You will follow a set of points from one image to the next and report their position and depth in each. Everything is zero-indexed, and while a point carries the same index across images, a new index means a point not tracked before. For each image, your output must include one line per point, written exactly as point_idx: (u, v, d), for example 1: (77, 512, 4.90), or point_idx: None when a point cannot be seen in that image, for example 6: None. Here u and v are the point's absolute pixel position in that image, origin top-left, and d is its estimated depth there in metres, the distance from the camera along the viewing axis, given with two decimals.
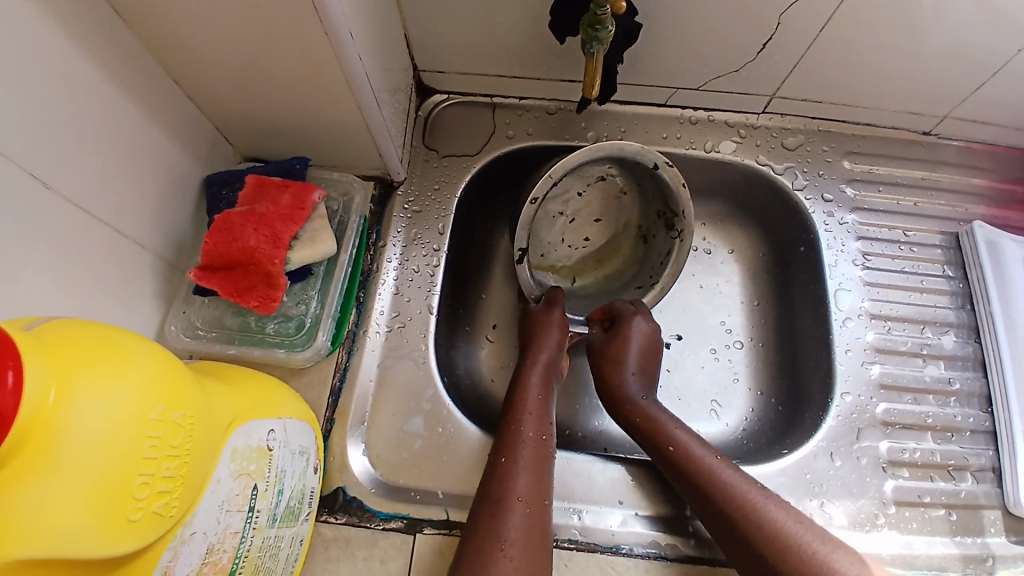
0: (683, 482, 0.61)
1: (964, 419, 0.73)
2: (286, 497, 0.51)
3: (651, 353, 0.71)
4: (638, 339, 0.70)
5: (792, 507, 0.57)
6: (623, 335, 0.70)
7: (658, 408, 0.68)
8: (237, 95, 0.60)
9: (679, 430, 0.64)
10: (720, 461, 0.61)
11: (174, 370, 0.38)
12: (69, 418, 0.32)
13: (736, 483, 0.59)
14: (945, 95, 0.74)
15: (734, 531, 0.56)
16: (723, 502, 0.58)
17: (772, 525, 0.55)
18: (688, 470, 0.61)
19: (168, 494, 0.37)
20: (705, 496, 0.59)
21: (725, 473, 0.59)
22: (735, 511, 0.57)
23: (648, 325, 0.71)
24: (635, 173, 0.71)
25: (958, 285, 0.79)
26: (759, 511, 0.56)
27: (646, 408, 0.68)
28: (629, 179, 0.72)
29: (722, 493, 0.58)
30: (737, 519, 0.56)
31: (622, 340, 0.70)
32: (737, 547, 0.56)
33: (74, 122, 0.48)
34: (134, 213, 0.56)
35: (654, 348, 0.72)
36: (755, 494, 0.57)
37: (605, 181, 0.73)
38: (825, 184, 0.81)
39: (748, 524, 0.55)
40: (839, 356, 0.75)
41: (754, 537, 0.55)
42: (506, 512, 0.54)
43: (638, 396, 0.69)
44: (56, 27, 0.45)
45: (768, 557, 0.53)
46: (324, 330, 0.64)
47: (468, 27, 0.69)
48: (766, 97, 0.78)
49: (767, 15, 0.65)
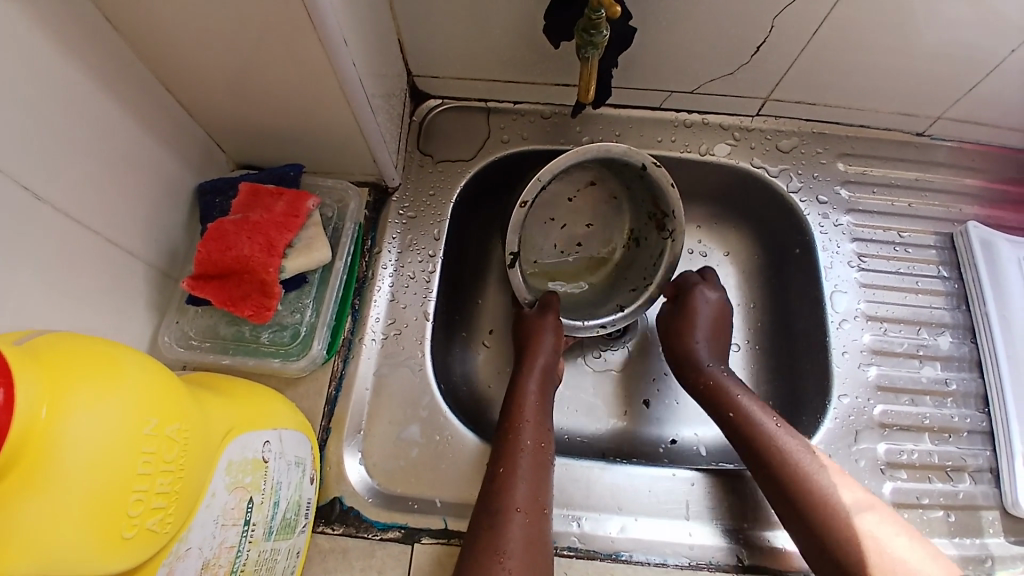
0: (742, 444, 0.63)
1: (960, 419, 0.73)
2: (281, 509, 0.51)
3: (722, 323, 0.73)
4: (707, 309, 0.72)
5: (844, 478, 0.59)
6: (691, 305, 0.72)
7: (725, 374, 0.69)
8: (229, 101, 0.59)
9: (742, 395, 0.66)
10: (781, 427, 0.63)
11: (166, 383, 0.38)
12: (62, 434, 0.32)
13: (793, 450, 0.61)
14: (938, 95, 0.75)
15: (785, 495, 0.59)
16: (779, 467, 0.60)
17: (824, 494, 0.57)
18: (749, 432, 0.63)
19: (162, 510, 0.37)
20: (762, 461, 0.61)
21: (784, 439, 0.61)
22: (789, 476, 0.59)
23: (715, 296, 0.74)
24: (625, 176, 0.72)
25: (953, 285, 0.79)
26: (813, 480, 0.58)
27: (712, 375, 0.69)
28: (617, 183, 0.73)
29: (779, 457, 0.60)
30: (790, 484, 0.59)
31: (692, 309, 0.72)
32: (785, 507, 0.59)
33: (62, 130, 0.48)
34: (125, 222, 0.55)
35: (723, 320, 0.73)
36: (810, 462, 0.60)
37: (595, 186, 0.74)
38: (820, 186, 0.81)
39: (802, 490, 0.58)
40: (837, 358, 0.75)
41: (805, 502, 0.58)
42: (505, 523, 0.54)
43: (707, 363, 0.70)
44: (41, 32, 0.44)
45: (816, 521, 0.57)
46: (319, 339, 0.63)
47: (461, 31, 0.69)
48: (760, 99, 0.78)
49: (761, 17, 0.65)
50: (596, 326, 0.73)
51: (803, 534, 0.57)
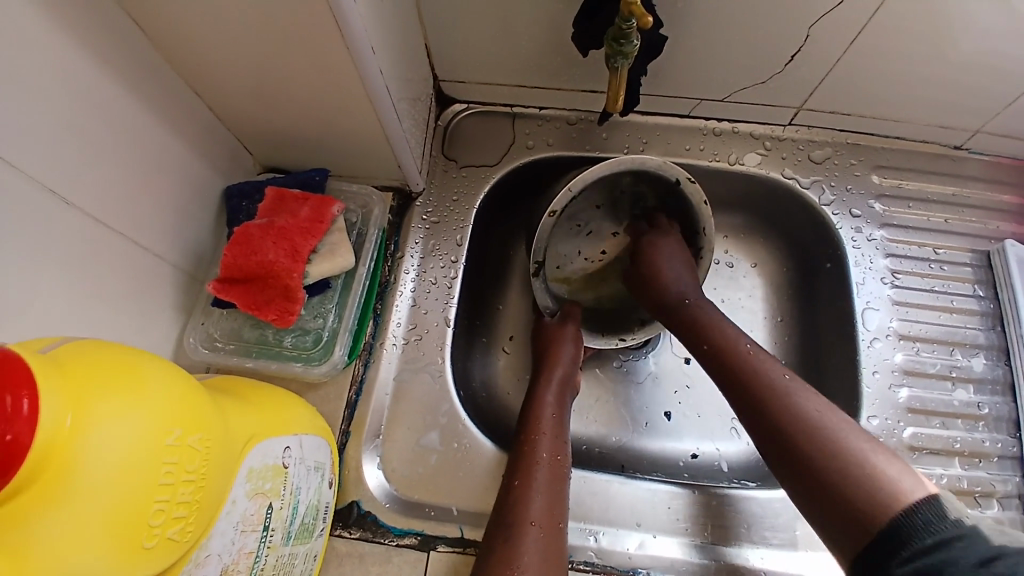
0: (718, 371, 0.60)
1: (992, 444, 0.71)
2: (300, 514, 0.51)
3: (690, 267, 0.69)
4: (667, 251, 0.69)
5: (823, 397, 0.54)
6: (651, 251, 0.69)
7: (705, 309, 0.65)
8: (257, 106, 0.60)
9: (719, 325, 0.63)
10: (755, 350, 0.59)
11: (189, 394, 0.38)
12: (85, 445, 0.32)
13: (768, 371, 0.56)
14: (978, 108, 0.72)
15: (757, 414, 0.55)
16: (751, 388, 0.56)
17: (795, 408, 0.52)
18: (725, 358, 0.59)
19: (183, 519, 0.37)
20: (736, 384, 0.57)
21: (757, 360, 0.58)
22: (761, 395, 0.55)
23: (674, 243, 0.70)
24: (657, 188, 0.71)
25: (988, 305, 0.76)
26: (785, 395, 0.54)
27: (690, 311, 0.65)
28: (649, 195, 0.72)
29: (752, 377, 0.56)
30: (762, 402, 0.54)
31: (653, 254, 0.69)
32: (759, 427, 0.54)
33: (92, 136, 0.49)
34: (153, 226, 0.56)
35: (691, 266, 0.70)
36: (783, 381, 0.55)
37: (624, 195, 0.72)
38: (853, 199, 0.79)
39: (773, 406, 0.53)
40: (867, 377, 0.73)
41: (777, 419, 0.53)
42: (520, 536, 0.54)
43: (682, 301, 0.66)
44: (72, 40, 0.45)
45: (787, 435, 0.51)
46: (341, 345, 0.63)
47: (487, 37, 0.68)
48: (793, 108, 0.76)
49: (795, 26, 0.64)
50: (615, 339, 0.74)
51: (778, 453, 0.52)
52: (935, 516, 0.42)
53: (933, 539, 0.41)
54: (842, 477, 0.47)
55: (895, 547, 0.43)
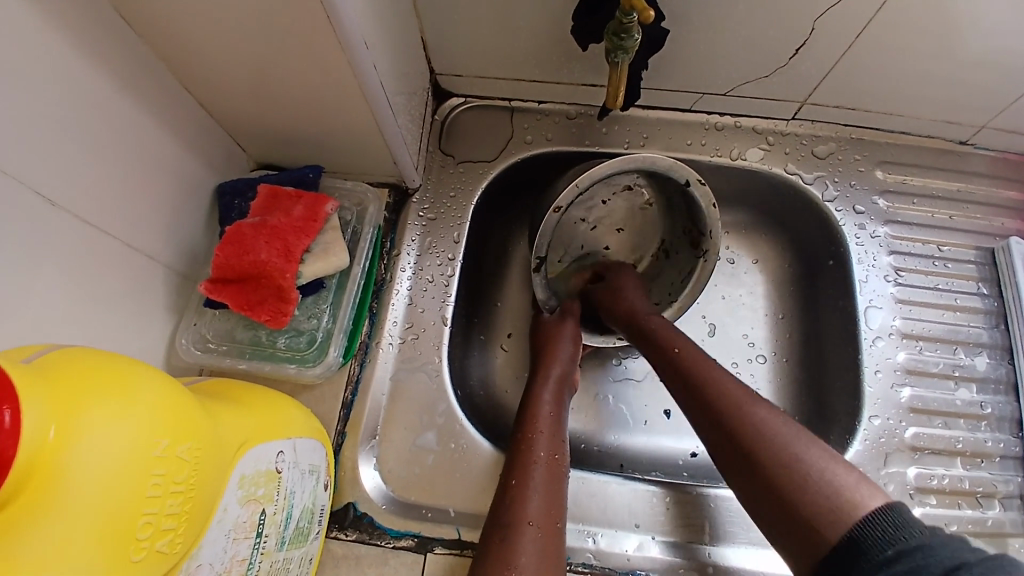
0: (675, 380, 0.58)
1: (994, 444, 0.70)
2: (295, 518, 0.50)
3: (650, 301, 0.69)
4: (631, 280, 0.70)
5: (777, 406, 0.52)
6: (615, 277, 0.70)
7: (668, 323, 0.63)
8: (249, 102, 0.59)
9: (681, 339, 0.61)
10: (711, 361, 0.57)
11: (178, 402, 0.37)
12: (70, 458, 0.31)
13: (723, 380, 0.55)
14: (985, 103, 0.70)
15: (714, 425, 0.53)
16: (708, 396, 0.54)
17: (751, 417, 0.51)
18: (682, 368, 0.58)
19: (172, 531, 0.36)
20: (693, 393, 0.56)
21: (715, 372, 0.56)
22: (718, 405, 0.53)
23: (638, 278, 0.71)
24: (666, 188, 0.69)
25: (991, 303, 0.75)
26: (740, 404, 0.52)
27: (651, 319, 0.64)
28: (657, 192, 0.70)
29: (708, 385, 0.55)
30: (718, 411, 0.53)
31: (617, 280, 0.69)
32: (715, 439, 0.53)
33: (80, 135, 0.47)
34: (145, 225, 0.55)
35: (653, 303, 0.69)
36: (738, 390, 0.54)
37: (631, 191, 0.71)
38: (857, 195, 0.78)
39: (729, 415, 0.52)
40: (869, 377, 0.72)
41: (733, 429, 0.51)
42: (516, 535, 0.53)
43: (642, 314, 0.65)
44: (59, 37, 0.44)
45: (743, 447, 0.50)
46: (336, 345, 0.62)
47: (486, 30, 0.67)
48: (797, 103, 0.75)
49: (801, 19, 0.62)
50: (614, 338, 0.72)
51: (735, 465, 0.51)
52: (894, 525, 0.41)
53: (896, 547, 0.40)
54: (797, 486, 0.46)
55: (853, 555, 0.41)
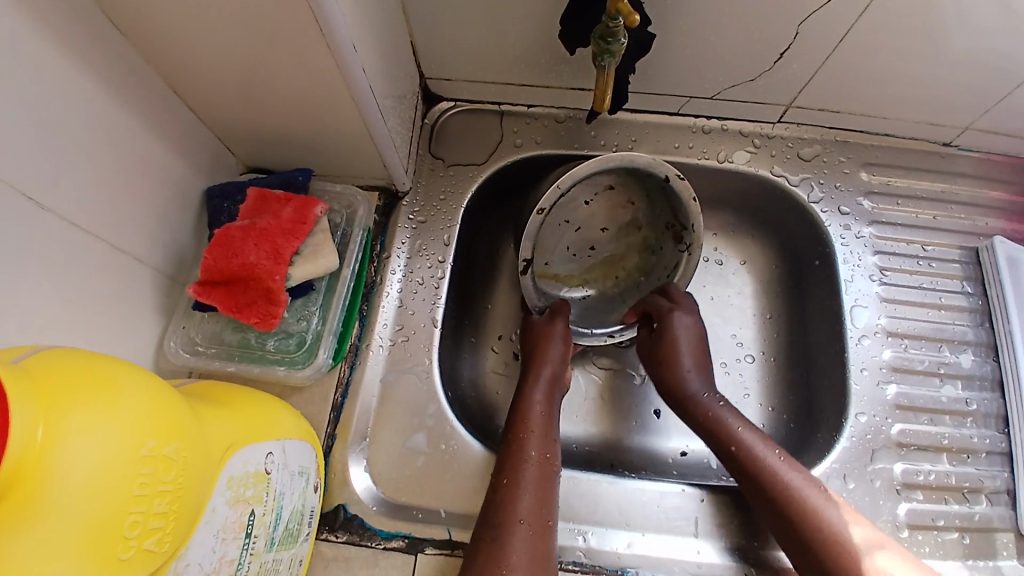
0: (749, 482, 0.61)
1: (980, 440, 0.71)
2: (284, 520, 0.50)
3: (701, 346, 0.71)
4: (685, 335, 0.70)
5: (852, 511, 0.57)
6: (670, 334, 0.70)
7: (721, 404, 0.67)
8: (238, 105, 0.59)
9: (737, 424, 0.64)
10: (757, 437, 0.63)
11: (165, 402, 0.37)
12: (58, 457, 0.31)
13: (799, 485, 0.59)
14: (968, 105, 0.72)
15: (795, 537, 0.57)
16: (788, 507, 0.58)
17: (834, 531, 0.55)
18: (753, 470, 0.61)
19: (159, 530, 0.36)
20: (771, 502, 0.59)
21: (762, 450, 0.62)
22: (789, 504, 0.58)
23: (691, 319, 0.71)
24: (646, 185, 0.69)
25: (976, 302, 0.76)
26: (823, 517, 0.56)
27: (710, 407, 0.66)
28: (638, 190, 0.70)
29: (787, 497, 0.58)
30: (799, 523, 0.57)
31: (671, 339, 0.70)
32: (797, 550, 0.57)
33: (69, 137, 0.47)
34: (133, 228, 0.55)
35: (702, 342, 0.71)
36: (818, 498, 0.58)
37: (613, 190, 0.70)
38: (842, 196, 0.79)
39: (812, 529, 0.56)
40: (854, 375, 0.73)
41: (817, 545, 0.55)
42: (508, 535, 0.53)
43: (701, 393, 0.68)
44: (47, 38, 0.44)
45: (828, 563, 0.54)
46: (325, 347, 0.63)
47: (475, 34, 0.67)
48: (782, 106, 0.76)
49: (784, 23, 0.63)
50: (604, 334, 0.75)
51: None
52: None
53: None
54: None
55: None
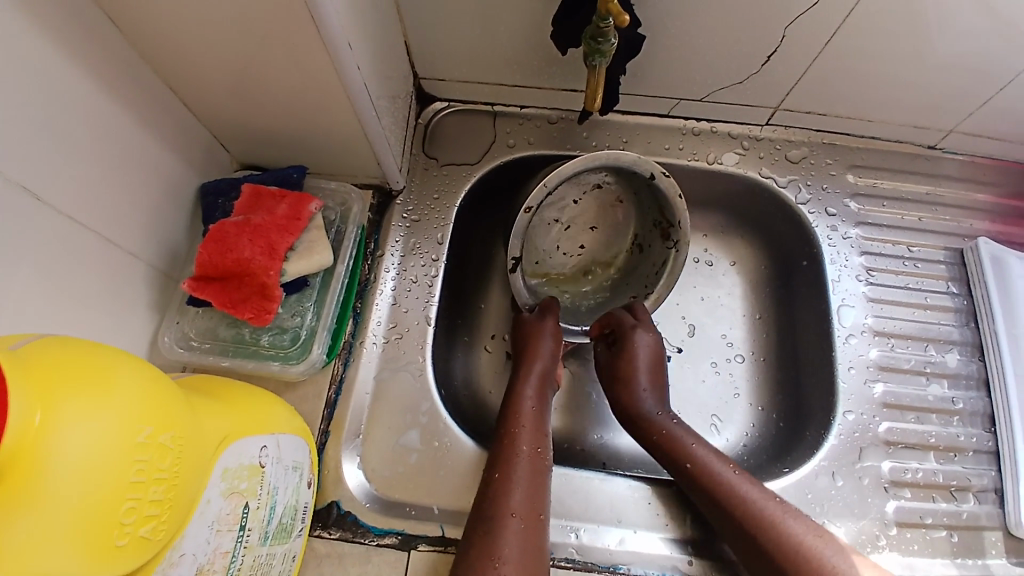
0: (705, 498, 0.61)
1: (966, 438, 0.73)
2: (278, 513, 0.50)
3: (657, 364, 0.71)
4: (644, 354, 0.70)
5: (811, 521, 0.58)
6: (629, 352, 0.70)
7: (675, 422, 0.68)
8: (233, 102, 0.59)
9: (698, 445, 0.65)
10: (713, 454, 0.64)
11: (161, 391, 0.37)
12: (55, 442, 0.31)
13: (757, 498, 0.59)
14: (951, 108, 0.73)
15: (755, 550, 0.57)
16: (745, 521, 0.58)
17: (795, 540, 0.55)
18: (709, 487, 0.61)
19: (155, 518, 0.36)
20: (727, 517, 0.59)
21: (718, 467, 0.62)
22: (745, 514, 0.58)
23: (651, 338, 0.71)
24: (633, 183, 0.70)
25: (961, 302, 0.78)
26: (782, 527, 0.56)
27: (664, 425, 0.67)
28: (625, 188, 0.71)
29: (743, 509, 0.58)
30: (757, 535, 0.57)
31: (629, 357, 0.70)
32: (760, 564, 0.57)
33: (66, 130, 0.48)
34: (127, 223, 0.55)
35: (660, 360, 0.71)
36: (776, 509, 0.58)
37: (600, 189, 0.72)
38: (829, 198, 0.80)
39: (771, 540, 0.56)
40: (842, 373, 0.74)
41: (778, 555, 0.55)
42: (500, 528, 0.54)
43: (654, 412, 0.68)
44: (43, 31, 0.44)
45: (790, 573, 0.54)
46: (319, 343, 0.63)
47: (469, 35, 0.68)
48: (770, 109, 0.77)
49: (772, 27, 0.64)
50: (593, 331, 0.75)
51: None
52: None
53: None
54: None
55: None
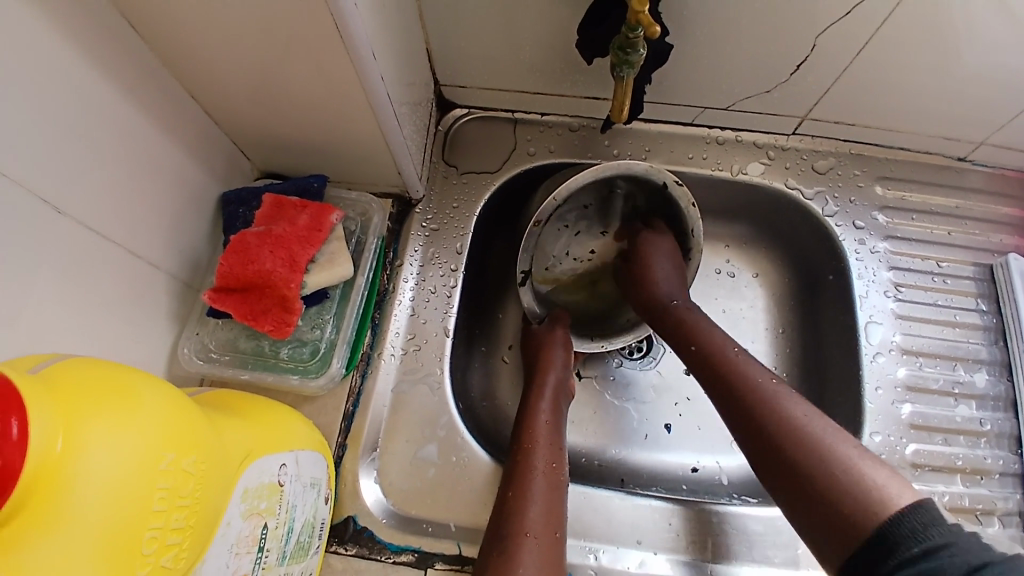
0: (705, 377, 0.59)
1: (993, 461, 0.71)
2: (296, 532, 0.50)
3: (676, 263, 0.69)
4: (656, 247, 0.69)
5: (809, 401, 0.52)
6: (641, 246, 0.69)
7: (690, 309, 0.66)
8: (253, 110, 0.58)
9: (709, 329, 0.62)
10: (721, 335, 0.61)
11: (183, 415, 0.36)
12: (78, 471, 0.31)
13: (750, 376, 0.55)
14: (983, 120, 0.71)
15: (748, 425, 0.53)
16: (738, 396, 0.55)
17: (778, 412, 0.51)
18: (710, 368, 0.59)
19: (177, 546, 0.36)
20: (723, 395, 0.56)
21: (724, 348, 0.60)
22: (737, 390, 0.55)
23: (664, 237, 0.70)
24: (645, 189, 0.69)
25: (990, 320, 0.76)
26: (771, 401, 0.52)
27: (677, 311, 0.66)
28: (636, 192, 0.69)
29: (737, 384, 0.55)
30: (748, 410, 0.53)
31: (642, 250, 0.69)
32: (747, 438, 0.53)
33: (86, 142, 0.47)
34: (148, 234, 0.55)
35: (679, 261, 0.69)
36: (770, 385, 0.54)
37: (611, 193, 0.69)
38: (857, 211, 0.78)
39: (755, 412, 0.53)
40: (869, 394, 0.72)
41: (764, 427, 0.51)
42: (516, 546, 0.52)
43: (669, 299, 0.67)
44: (66, 43, 0.43)
45: (771, 442, 0.50)
46: (339, 356, 0.62)
47: (492, 43, 0.67)
48: (797, 119, 0.75)
49: (802, 37, 0.63)
50: (599, 343, 0.73)
51: (771, 467, 0.50)
52: (922, 522, 0.41)
53: (923, 546, 0.40)
54: (800, 457, 0.48)
55: (881, 553, 0.41)
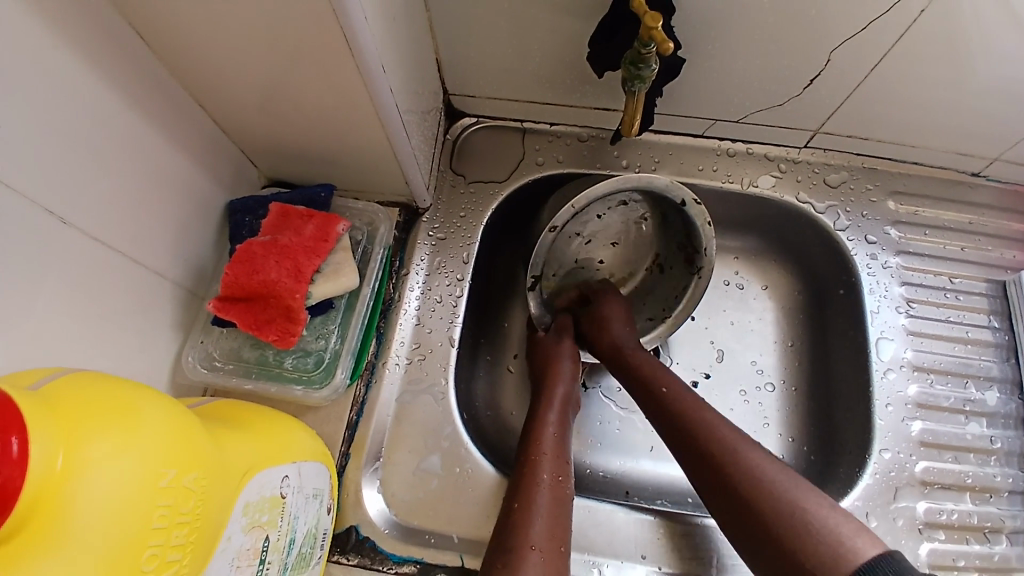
0: (669, 425, 0.59)
1: (1003, 479, 0.70)
2: (298, 544, 0.50)
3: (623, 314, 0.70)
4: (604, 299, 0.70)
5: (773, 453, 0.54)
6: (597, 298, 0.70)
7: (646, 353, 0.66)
8: (261, 120, 0.58)
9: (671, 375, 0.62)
10: (679, 384, 0.61)
11: (184, 431, 0.36)
12: (78, 490, 0.31)
13: (716, 422, 0.56)
14: (998, 136, 0.70)
15: (716, 479, 0.53)
16: (706, 448, 0.55)
17: (746, 467, 0.52)
18: (675, 416, 0.58)
19: (177, 563, 0.36)
20: (689, 445, 0.56)
21: (686, 397, 0.59)
22: (703, 442, 0.55)
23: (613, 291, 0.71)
24: (660, 205, 0.68)
25: (1002, 337, 0.75)
26: (738, 455, 0.53)
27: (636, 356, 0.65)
28: (651, 208, 0.69)
29: (704, 435, 0.56)
30: (715, 463, 0.54)
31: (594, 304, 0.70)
32: (716, 492, 0.53)
33: (93, 152, 0.47)
34: (154, 242, 0.55)
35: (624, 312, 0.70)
36: (733, 437, 0.55)
37: (627, 206, 0.69)
38: (869, 225, 0.77)
39: (724, 467, 0.53)
40: (879, 410, 0.71)
41: (734, 483, 0.52)
42: (520, 560, 0.51)
43: (624, 342, 0.67)
44: (74, 54, 0.44)
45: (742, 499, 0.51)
46: (342, 367, 0.62)
47: (500, 53, 0.67)
48: (809, 132, 0.74)
49: (814, 51, 0.62)
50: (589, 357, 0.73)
51: (740, 522, 0.51)
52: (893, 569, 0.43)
53: None
54: (772, 514, 0.49)
55: None
